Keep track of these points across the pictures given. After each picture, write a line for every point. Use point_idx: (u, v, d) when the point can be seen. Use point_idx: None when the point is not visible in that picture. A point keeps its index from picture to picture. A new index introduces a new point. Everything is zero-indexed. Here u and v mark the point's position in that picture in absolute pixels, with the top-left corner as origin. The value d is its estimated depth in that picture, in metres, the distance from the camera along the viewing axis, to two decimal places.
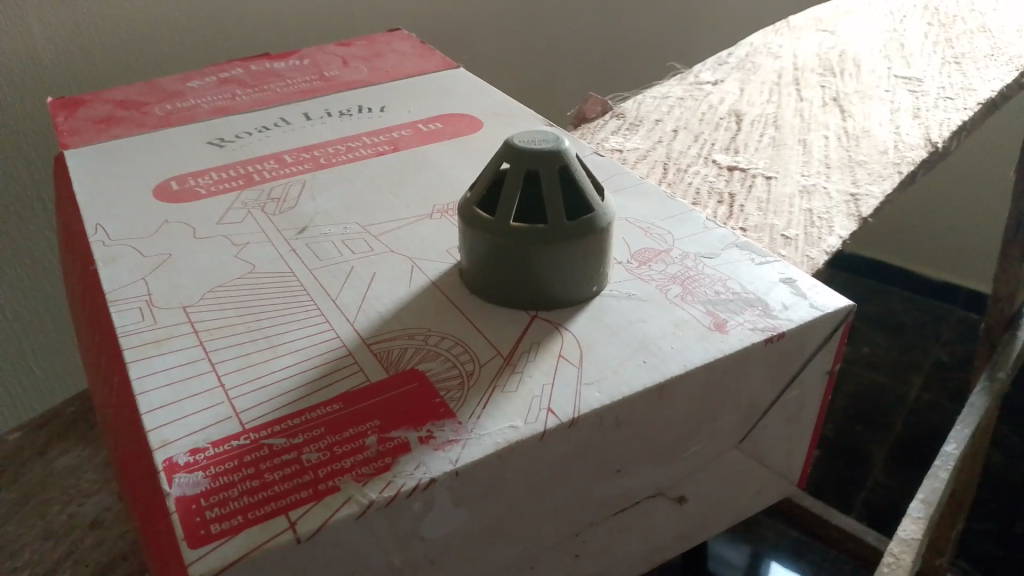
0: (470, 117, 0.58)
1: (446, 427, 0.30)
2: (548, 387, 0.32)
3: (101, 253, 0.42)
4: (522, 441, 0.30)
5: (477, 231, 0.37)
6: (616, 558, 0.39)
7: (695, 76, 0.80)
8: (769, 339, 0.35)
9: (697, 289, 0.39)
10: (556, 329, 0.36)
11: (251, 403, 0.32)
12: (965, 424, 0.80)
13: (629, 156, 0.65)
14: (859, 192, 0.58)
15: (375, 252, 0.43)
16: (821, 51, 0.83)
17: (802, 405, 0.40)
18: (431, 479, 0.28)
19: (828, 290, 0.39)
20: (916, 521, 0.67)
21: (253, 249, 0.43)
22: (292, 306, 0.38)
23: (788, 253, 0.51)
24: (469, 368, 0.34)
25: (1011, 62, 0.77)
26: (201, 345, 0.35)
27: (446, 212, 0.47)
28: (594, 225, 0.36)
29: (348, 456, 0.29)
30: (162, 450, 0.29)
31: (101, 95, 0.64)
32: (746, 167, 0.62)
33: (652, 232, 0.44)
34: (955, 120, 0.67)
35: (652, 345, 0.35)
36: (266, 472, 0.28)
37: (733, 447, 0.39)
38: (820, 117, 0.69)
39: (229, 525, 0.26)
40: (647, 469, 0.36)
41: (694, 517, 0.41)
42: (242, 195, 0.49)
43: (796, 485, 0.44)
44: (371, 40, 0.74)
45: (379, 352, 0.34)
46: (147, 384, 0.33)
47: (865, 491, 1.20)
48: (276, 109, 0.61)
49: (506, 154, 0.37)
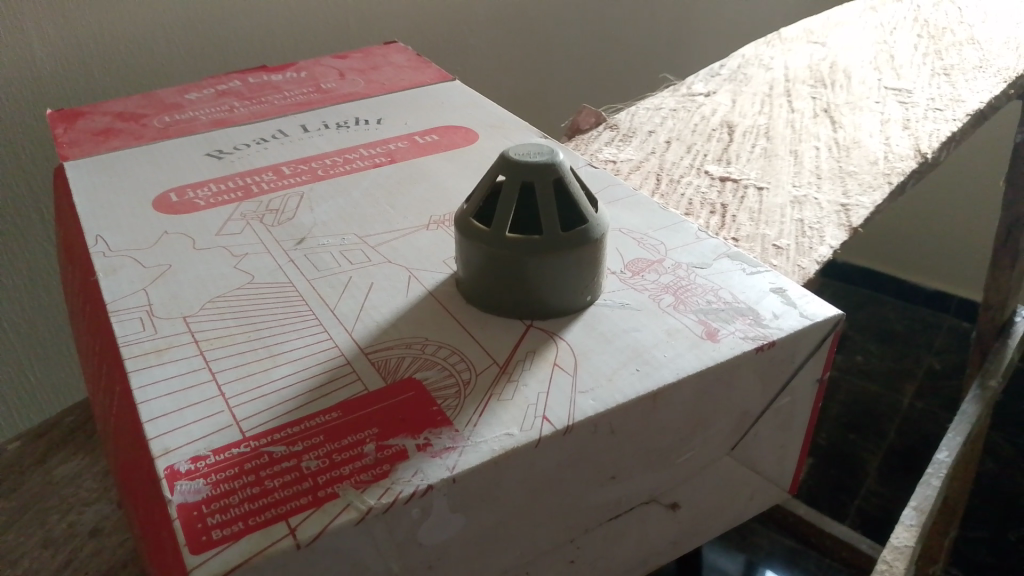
0: (465, 129, 0.59)
1: (443, 435, 0.31)
2: (544, 395, 0.33)
3: (101, 264, 0.43)
4: (518, 448, 0.31)
5: (474, 241, 0.37)
6: (611, 564, 0.39)
7: (687, 88, 0.81)
8: (760, 348, 0.36)
9: (689, 298, 0.39)
10: (552, 338, 0.37)
11: (251, 412, 0.32)
12: (957, 432, 0.81)
13: (623, 167, 0.66)
14: (849, 203, 0.59)
15: (373, 262, 0.43)
16: (812, 62, 0.84)
17: (793, 412, 0.41)
18: (428, 485, 0.29)
19: (817, 299, 0.40)
20: (909, 528, 0.68)
21: (253, 260, 0.44)
22: (290, 315, 0.39)
23: (779, 263, 0.52)
24: (465, 376, 0.34)
25: (999, 73, 0.78)
26: (201, 354, 0.36)
27: (443, 223, 0.47)
28: (589, 236, 0.37)
29: (346, 463, 0.30)
30: (164, 457, 0.30)
31: (101, 107, 0.64)
32: (738, 178, 0.63)
33: (645, 243, 0.45)
34: (944, 131, 0.68)
35: (645, 353, 0.35)
36: (266, 479, 0.29)
37: (725, 453, 0.40)
38: (811, 128, 0.70)
39: (230, 531, 0.27)
40: (641, 476, 0.36)
41: (688, 523, 0.41)
42: (241, 206, 0.50)
43: (788, 492, 0.45)
44: (369, 53, 0.75)
45: (377, 361, 0.35)
46: (148, 393, 0.33)
47: (859, 499, 1.20)
48: (274, 121, 0.62)
49: (503, 167, 0.38)
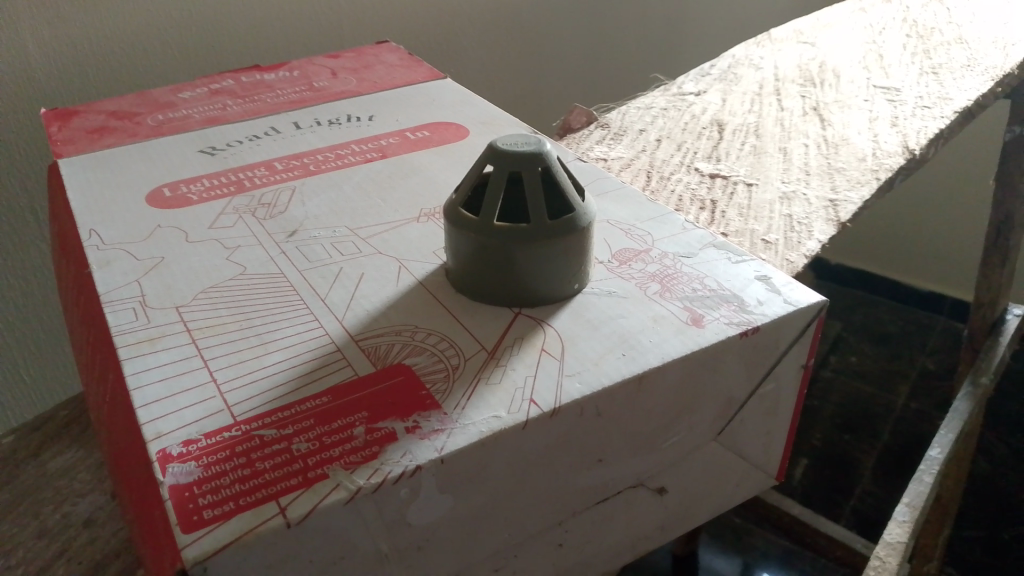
0: (456, 125, 0.60)
1: (432, 418, 0.32)
2: (531, 378, 0.34)
3: (95, 257, 0.43)
4: (505, 429, 0.31)
5: (463, 230, 0.38)
6: (598, 549, 0.40)
7: (678, 88, 0.82)
8: (744, 333, 0.37)
9: (675, 286, 0.40)
10: (539, 325, 0.37)
11: (242, 397, 0.33)
12: (948, 429, 0.82)
13: (614, 165, 0.66)
14: (837, 198, 0.60)
15: (363, 253, 0.44)
16: (802, 62, 0.85)
17: (778, 398, 0.41)
18: (417, 466, 0.29)
19: (802, 287, 0.40)
20: (901, 524, 0.69)
21: (245, 252, 0.44)
22: (282, 305, 0.39)
23: (768, 257, 0.52)
24: (454, 362, 0.35)
25: (987, 71, 0.79)
26: (193, 342, 0.36)
27: (433, 215, 0.48)
28: (576, 225, 0.38)
29: (336, 445, 0.30)
30: (156, 441, 0.30)
31: (95, 106, 0.65)
32: (728, 175, 0.63)
33: (632, 233, 0.45)
34: (932, 128, 0.69)
35: (631, 339, 0.36)
36: (257, 461, 0.29)
37: (712, 439, 0.40)
38: (800, 126, 0.71)
39: (221, 511, 0.27)
40: (628, 459, 0.37)
41: (676, 508, 0.42)
42: (234, 201, 0.50)
43: (774, 479, 0.46)
44: (361, 52, 0.76)
45: (367, 348, 0.36)
46: (142, 379, 0.34)
47: (853, 499, 1.21)
48: (266, 118, 0.62)
49: (490, 156, 0.38)
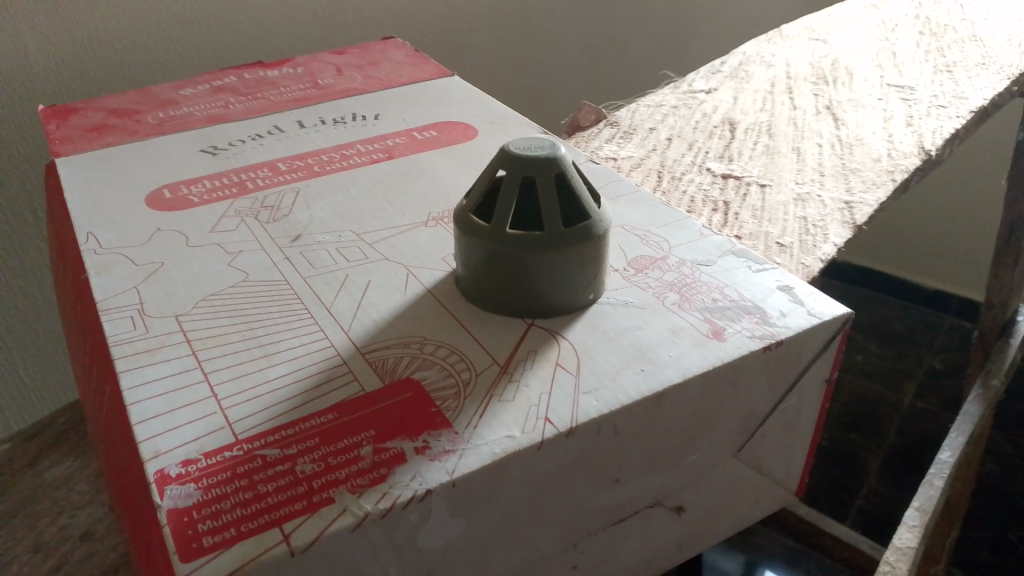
0: (464, 125, 0.58)
1: (442, 437, 0.30)
2: (546, 395, 0.32)
3: (93, 262, 0.42)
4: (519, 450, 0.30)
5: (473, 238, 0.36)
6: (613, 568, 0.38)
7: (688, 85, 0.80)
8: (767, 347, 0.35)
9: (693, 296, 0.38)
10: (553, 337, 0.36)
11: (244, 413, 0.31)
12: (960, 432, 0.80)
13: (624, 165, 0.65)
14: (853, 200, 0.58)
15: (370, 259, 0.42)
16: (814, 60, 0.83)
17: (799, 413, 0.40)
18: (427, 490, 0.28)
19: (826, 298, 0.39)
20: (913, 529, 0.67)
21: (248, 257, 0.43)
22: (286, 314, 0.38)
23: (783, 261, 0.51)
24: (465, 376, 0.33)
25: (1002, 70, 0.77)
26: (193, 354, 0.35)
27: (442, 219, 0.46)
28: (592, 232, 0.36)
29: (342, 466, 0.29)
30: (154, 460, 0.29)
31: (94, 103, 0.63)
32: (741, 175, 0.62)
33: (648, 239, 0.44)
34: (948, 128, 0.67)
35: (650, 352, 0.35)
36: (259, 483, 0.28)
37: (731, 455, 0.39)
38: (814, 125, 0.70)
39: (222, 538, 0.26)
40: (645, 477, 0.35)
41: (693, 526, 0.40)
42: (236, 203, 0.49)
43: (794, 494, 0.44)
44: (366, 49, 0.74)
45: (374, 361, 0.34)
46: (139, 394, 0.32)
47: (861, 499, 1.20)
48: (269, 117, 0.61)
49: (502, 161, 0.37)
